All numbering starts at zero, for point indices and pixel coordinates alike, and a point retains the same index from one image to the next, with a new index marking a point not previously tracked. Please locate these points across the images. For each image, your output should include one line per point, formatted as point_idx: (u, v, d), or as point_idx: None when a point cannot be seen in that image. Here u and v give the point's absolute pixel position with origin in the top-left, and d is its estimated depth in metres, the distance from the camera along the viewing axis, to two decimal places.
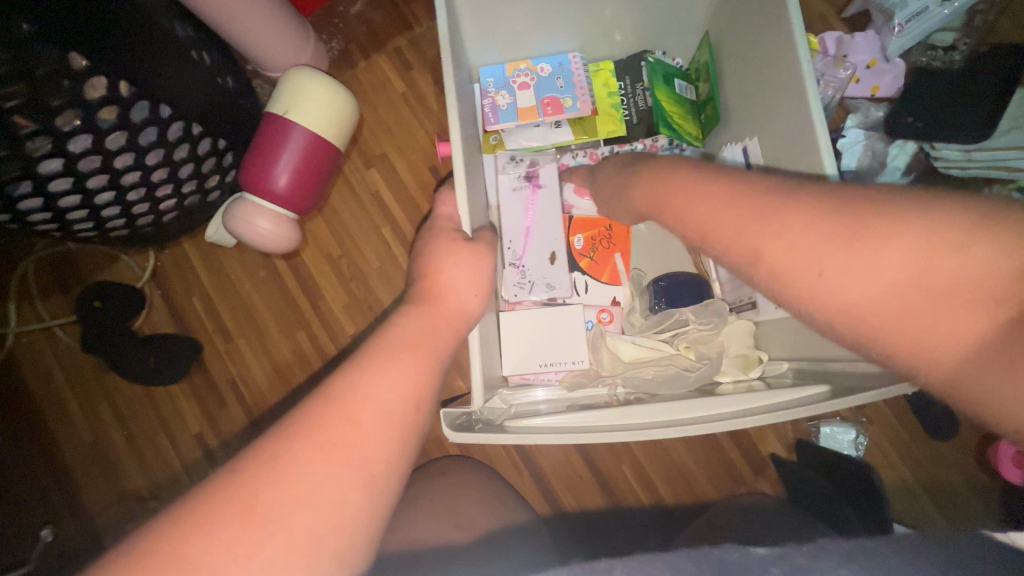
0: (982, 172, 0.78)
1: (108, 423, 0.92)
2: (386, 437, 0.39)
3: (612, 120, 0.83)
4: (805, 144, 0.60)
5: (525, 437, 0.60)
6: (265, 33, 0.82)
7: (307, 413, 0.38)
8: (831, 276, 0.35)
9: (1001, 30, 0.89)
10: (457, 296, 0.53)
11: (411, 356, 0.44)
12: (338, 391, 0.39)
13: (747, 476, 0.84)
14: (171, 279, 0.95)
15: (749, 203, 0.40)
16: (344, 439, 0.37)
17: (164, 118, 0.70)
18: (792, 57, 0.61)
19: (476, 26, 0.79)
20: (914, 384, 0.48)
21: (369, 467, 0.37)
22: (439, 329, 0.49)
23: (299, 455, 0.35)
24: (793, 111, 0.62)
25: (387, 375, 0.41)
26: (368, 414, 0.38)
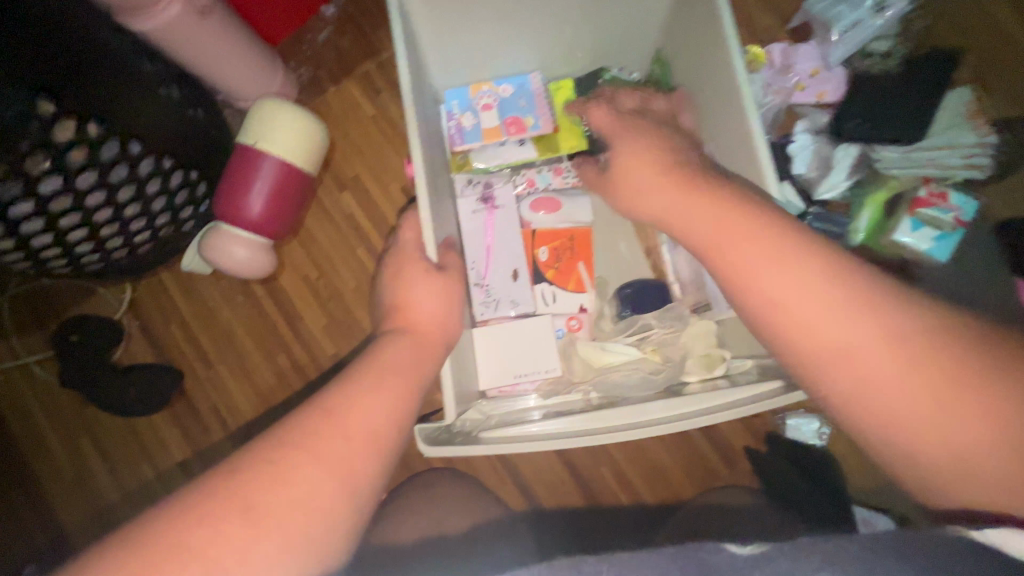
0: (922, 171, 0.83)
1: (90, 455, 0.92)
2: (373, 449, 0.42)
3: (572, 133, 0.85)
4: (749, 153, 0.64)
5: (497, 447, 0.62)
6: (231, 65, 0.84)
7: (302, 421, 0.41)
8: (841, 335, 0.41)
9: (935, 34, 0.94)
10: (430, 318, 0.56)
11: (387, 379, 0.47)
12: (333, 404, 0.43)
13: (721, 471, 0.88)
14: (147, 310, 0.96)
15: (780, 251, 0.46)
16: (334, 452, 0.40)
17: (135, 156, 0.71)
18: (731, 72, 0.65)
19: (438, 52, 0.82)
20: (803, 392, 0.58)
21: (355, 478, 0.41)
22: (425, 355, 0.52)
23: (296, 463, 0.39)
24: (736, 123, 0.66)
25: (372, 395, 0.45)
26: (359, 429, 0.42)
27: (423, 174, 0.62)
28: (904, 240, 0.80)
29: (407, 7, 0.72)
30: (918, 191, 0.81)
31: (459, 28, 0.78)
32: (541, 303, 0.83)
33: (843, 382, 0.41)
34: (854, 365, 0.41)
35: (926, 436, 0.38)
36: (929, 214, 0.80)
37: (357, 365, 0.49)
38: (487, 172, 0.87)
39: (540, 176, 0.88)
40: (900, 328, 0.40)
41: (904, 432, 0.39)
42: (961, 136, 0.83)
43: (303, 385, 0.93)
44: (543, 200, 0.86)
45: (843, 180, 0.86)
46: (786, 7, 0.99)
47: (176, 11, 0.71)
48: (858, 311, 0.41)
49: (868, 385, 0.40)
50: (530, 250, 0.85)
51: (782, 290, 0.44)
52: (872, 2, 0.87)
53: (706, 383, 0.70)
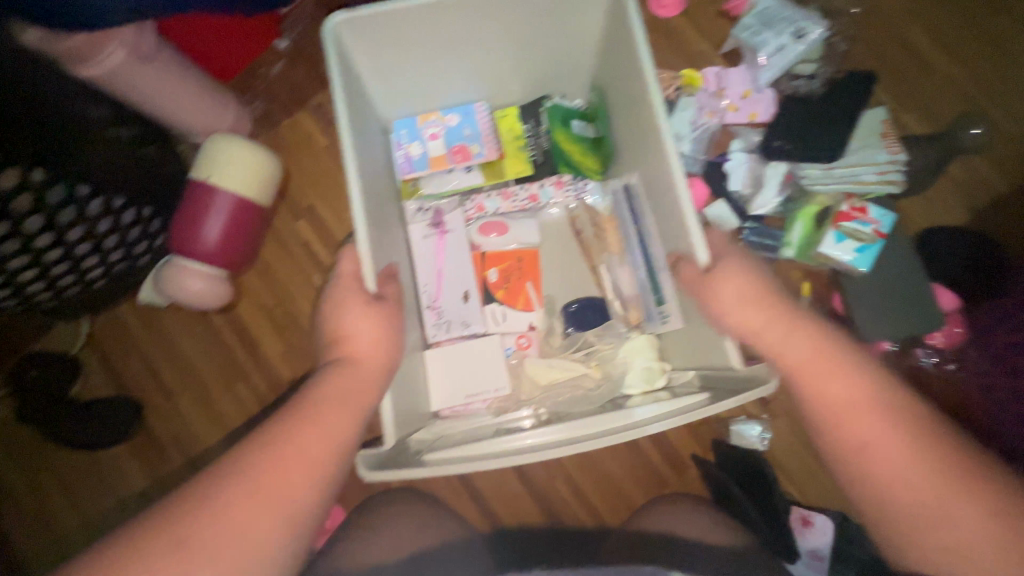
0: (840, 186, 0.89)
1: (52, 491, 0.93)
2: (312, 482, 0.47)
3: (519, 160, 0.90)
4: (668, 180, 0.69)
5: (438, 469, 0.60)
6: (182, 103, 0.86)
7: (241, 459, 0.46)
8: (859, 433, 0.51)
9: (855, 56, 1.01)
10: (369, 352, 0.59)
11: (328, 415, 0.51)
12: (275, 436, 0.48)
13: (671, 479, 0.91)
14: (107, 343, 0.97)
15: (828, 360, 0.54)
16: (273, 482, 0.45)
17: (83, 197, 0.73)
18: (651, 104, 0.69)
19: (382, 86, 0.85)
20: (774, 381, 0.59)
21: (291, 505, 0.46)
22: (365, 390, 0.56)
23: (234, 495, 0.44)
24: (658, 150, 0.71)
25: (305, 435, 0.49)
26: (296, 462, 0.47)
27: (361, 212, 0.65)
28: (830, 252, 0.86)
29: (347, 47, 0.75)
30: (839, 207, 0.87)
31: (400, 64, 0.82)
32: (491, 322, 0.86)
33: (870, 475, 0.50)
34: (878, 464, 0.49)
35: (927, 525, 0.47)
36: (851, 226, 0.85)
37: (298, 405, 0.52)
38: (438, 196, 0.90)
39: (489, 200, 0.91)
40: (920, 436, 0.49)
41: (906, 517, 0.48)
42: (875, 154, 0.89)
43: (263, 412, 0.94)
44: (492, 224, 0.89)
45: (774, 197, 0.93)
46: (718, 32, 1.04)
47: (120, 57, 0.73)
48: (885, 420, 0.50)
49: (889, 481, 0.49)
50: (480, 272, 0.88)
51: (823, 393, 0.53)
52: (793, 30, 0.93)
53: (648, 394, 0.77)
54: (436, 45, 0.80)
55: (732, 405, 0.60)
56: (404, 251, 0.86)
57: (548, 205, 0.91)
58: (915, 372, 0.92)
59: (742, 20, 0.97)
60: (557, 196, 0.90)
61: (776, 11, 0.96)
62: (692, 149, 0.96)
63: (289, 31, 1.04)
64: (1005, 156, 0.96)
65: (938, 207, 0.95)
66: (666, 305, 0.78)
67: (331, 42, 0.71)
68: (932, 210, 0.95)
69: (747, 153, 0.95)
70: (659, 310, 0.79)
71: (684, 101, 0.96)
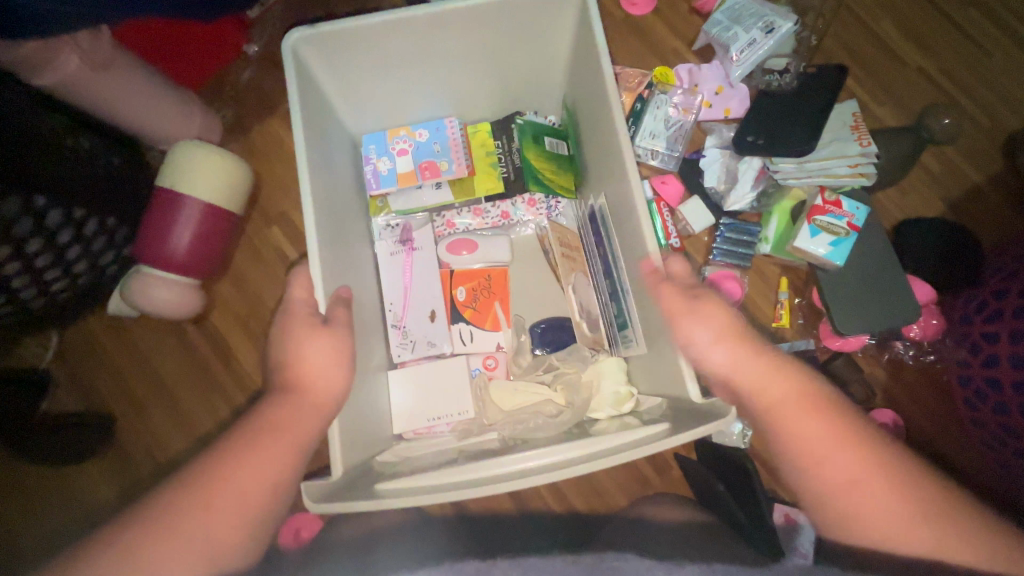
0: (812, 181, 0.89)
1: (20, 511, 0.90)
2: (241, 520, 0.46)
3: (489, 177, 0.89)
4: (624, 187, 0.68)
5: (383, 503, 0.58)
6: (145, 111, 0.84)
7: (165, 499, 0.45)
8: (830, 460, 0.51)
9: (826, 51, 1.01)
10: (317, 377, 0.56)
11: (272, 441, 0.49)
12: (202, 477, 0.46)
13: (652, 478, 0.90)
14: (76, 356, 0.95)
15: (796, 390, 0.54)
16: (198, 530, 0.44)
17: (40, 208, 0.72)
18: (609, 113, 0.69)
19: (348, 101, 0.84)
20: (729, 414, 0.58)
21: (216, 551, 0.44)
22: (316, 412, 0.54)
23: (152, 552, 0.42)
24: (615, 159, 0.71)
25: (235, 472, 0.47)
26: (223, 501, 0.45)
27: (315, 224, 0.64)
28: (804, 246, 0.84)
29: (308, 64, 0.74)
30: (814, 200, 0.86)
31: (365, 80, 0.81)
32: (459, 342, 0.86)
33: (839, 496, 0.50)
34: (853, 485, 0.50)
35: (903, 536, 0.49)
36: (824, 220, 0.84)
37: (243, 427, 0.50)
38: (407, 213, 0.90)
39: (460, 217, 0.92)
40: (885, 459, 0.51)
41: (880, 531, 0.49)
42: (845, 147, 0.89)
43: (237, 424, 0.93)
44: (460, 241, 0.89)
45: (748, 191, 0.91)
46: (689, 30, 1.04)
47: (73, 65, 0.72)
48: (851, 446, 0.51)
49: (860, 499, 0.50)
50: (448, 290, 0.88)
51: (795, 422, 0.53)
52: (762, 24, 0.92)
53: (613, 420, 0.74)
54: (400, 59, 0.79)
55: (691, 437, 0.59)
56: (371, 269, 0.87)
57: (521, 223, 0.92)
58: (896, 366, 0.91)
59: (712, 16, 0.97)
60: (529, 215, 0.91)
61: (746, 7, 0.95)
62: (668, 146, 0.96)
63: (259, 36, 1.03)
64: (977, 148, 0.96)
65: (913, 199, 0.95)
66: (630, 330, 0.76)
67: (290, 61, 0.70)
68: (908, 203, 0.95)
69: (720, 149, 0.95)
70: (626, 334, 0.77)
71: (656, 98, 0.96)
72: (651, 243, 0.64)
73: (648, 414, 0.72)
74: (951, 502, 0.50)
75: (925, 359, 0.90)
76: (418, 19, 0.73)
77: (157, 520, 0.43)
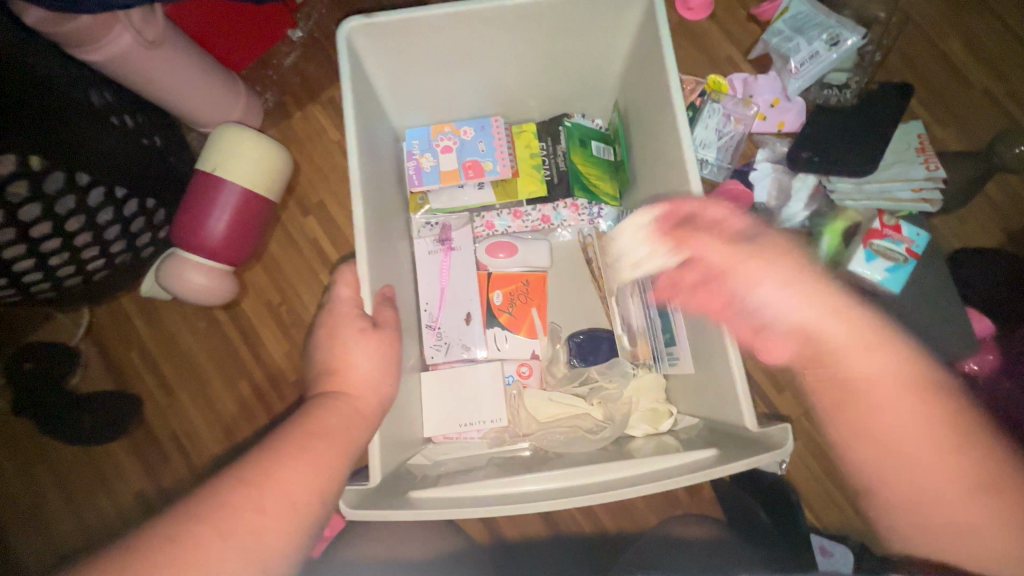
0: (875, 203, 0.85)
1: (45, 486, 0.90)
2: (290, 525, 0.42)
3: (532, 181, 0.87)
4: (684, 200, 0.66)
5: (420, 513, 0.57)
6: (189, 92, 0.83)
7: (211, 495, 0.41)
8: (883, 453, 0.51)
9: (889, 66, 0.97)
10: (365, 382, 0.55)
11: (324, 444, 0.48)
12: (250, 475, 0.43)
13: (683, 499, 0.88)
14: (107, 334, 0.94)
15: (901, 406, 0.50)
16: (249, 526, 0.40)
17: (83, 186, 0.70)
18: (672, 122, 0.66)
19: (396, 95, 0.82)
20: (789, 445, 0.55)
21: (267, 554, 0.41)
22: (356, 420, 0.52)
23: (205, 541, 0.38)
24: (676, 171, 0.68)
25: (284, 473, 0.44)
26: (275, 501, 0.42)
27: (362, 225, 0.63)
28: (860, 271, 0.81)
29: (360, 55, 0.72)
30: (872, 223, 0.82)
31: (415, 75, 0.79)
32: (492, 346, 0.85)
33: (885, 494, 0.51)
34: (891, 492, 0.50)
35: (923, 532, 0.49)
36: (882, 245, 0.81)
37: (286, 429, 0.48)
38: (448, 212, 0.88)
39: (499, 218, 0.90)
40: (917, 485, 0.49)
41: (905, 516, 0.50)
42: (911, 170, 0.86)
43: (265, 413, 0.92)
44: (499, 244, 0.88)
45: (800, 211, 0.90)
46: (747, 38, 1.00)
47: (125, 42, 0.70)
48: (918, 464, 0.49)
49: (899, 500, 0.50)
50: (485, 293, 0.87)
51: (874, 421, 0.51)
52: (827, 36, 0.89)
53: (651, 438, 0.73)
54: (452, 56, 0.77)
55: (744, 468, 0.56)
56: (409, 268, 0.85)
57: (560, 226, 0.91)
58: None
59: (773, 25, 0.94)
60: (570, 219, 0.89)
61: (809, 17, 0.91)
62: (717, 157, 0.92)
63: (305, 21, 1.01)
64: None
65: (972, 227, 0.91)
66: (676, 348, 0.75)
67: (345, 50, 0.68)
68: (966, 230, 0.91)
69: (772, 163, 0.92)
70: (670, 351, 0.76)
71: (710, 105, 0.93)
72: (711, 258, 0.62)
73: (685, 434, 0.71)
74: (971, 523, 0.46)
75: None
76: (477, 14, 0.71)
77: (209, 514, 0.40)
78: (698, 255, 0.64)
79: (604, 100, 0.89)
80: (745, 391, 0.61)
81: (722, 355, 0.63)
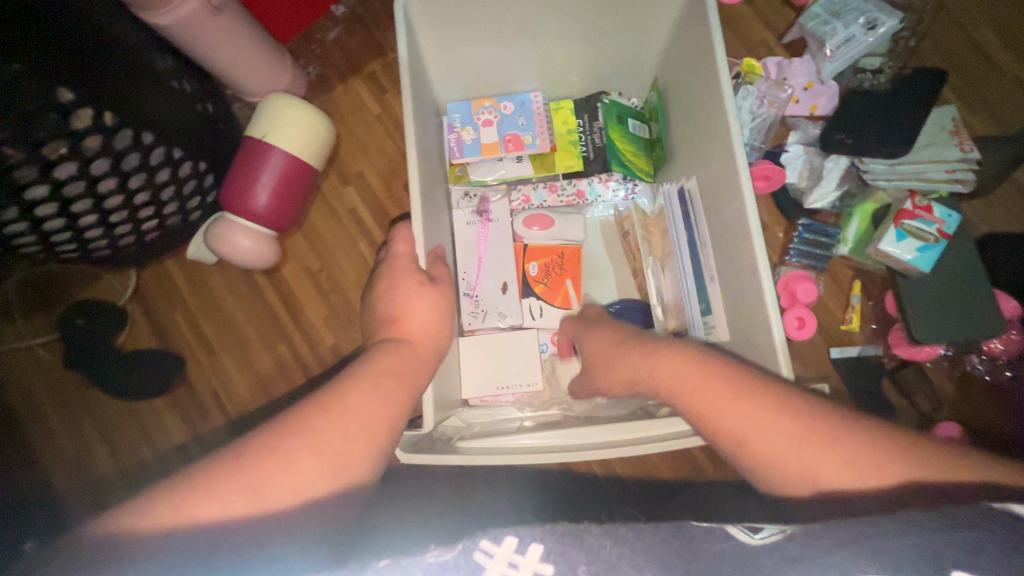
0: (904, 184, 0.87)
1: (90, 437, 0.94)
2: (369, 447, 0.44)
3: (569, 155, 0.89)
4: (728, 171, 0.68)
5: (470, 459, 0.63)
6: (242, 60, 0.86)
7: (298, 415, 0.43)
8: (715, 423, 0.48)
9: (923, 53, 0.98)
10: (423, 329, 0.59)
11: (393, 380, 0.50)
12: (332, 402, 0.45)
13: (709, 469, 0.90)
14: (152, 295, 0.98)
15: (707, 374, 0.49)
16: (334, 443, 0.42)
17: (147, 146, 0.73)
18: (718, 95, 0.68)
19: (442, 67, 0.84)
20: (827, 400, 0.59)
21: (349, 468, 0.43)
22: (417, 363, 0.54)
23: (297, 451, 0.41)
24: (721, 143, 0.69)
25: (362, 397, 0.46)
26: (355, 425, 0.44)
27: (417, 185, 0.65)
28: (889, 250, 0.83)
29: (414, 24, 0.74)
30: (903, 204, 0.84)
31: (463, 47, 0.81)
32: (529, 315, 0.87)
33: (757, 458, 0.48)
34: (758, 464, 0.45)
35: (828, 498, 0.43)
36: (913, 225, 0.82)
37: (356, 366, 0.51)
38: (483, 184, 0.90)
39: (535, 192, 0.92)
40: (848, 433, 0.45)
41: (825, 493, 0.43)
42: (945, 152, 0.87)
43: (303, 374, 0.95)
44: (535, 217, 0.90)
45: (833, 190, 0.91)
46: (781, 23, 1.02)
47: (191, 7, 0.73)
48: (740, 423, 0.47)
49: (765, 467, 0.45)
50: (520, 265, 0.89)
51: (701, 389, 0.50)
52: (864, 20, 0.90)
53: None
54: (501, 28, 0.79)
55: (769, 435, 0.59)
56: (448, 236, 0.88)
57: (594, 203, 0.92)
58: (964, 380, 0.90)
59: (810, 9, 0.95)
60: (604, 194, 0.91)
61: (846, 1, 0.93)
62: (750, 137, 0.93)
63: None
64: None
65: (1000, 212, 0.93)
66: (711, 317, 0.76)
67: (401, 17, 0.71)
68: (995, 215, 0.93)
69: (804, 145, 0.94)
70: (704, 321, 0.78)
71: (744, 86, 0.93)
72: (754, 227, 0.64)
73: None
74: (928, 459, 0.43)
75: (1002, 375, 0.88)
76: None
77: (299, 429, 0.42)
78: (741, 224, 0.66)
79: (642, 78, 0.91)
80: (784, 353, 0.62)
81: (762, 322, 0.65)
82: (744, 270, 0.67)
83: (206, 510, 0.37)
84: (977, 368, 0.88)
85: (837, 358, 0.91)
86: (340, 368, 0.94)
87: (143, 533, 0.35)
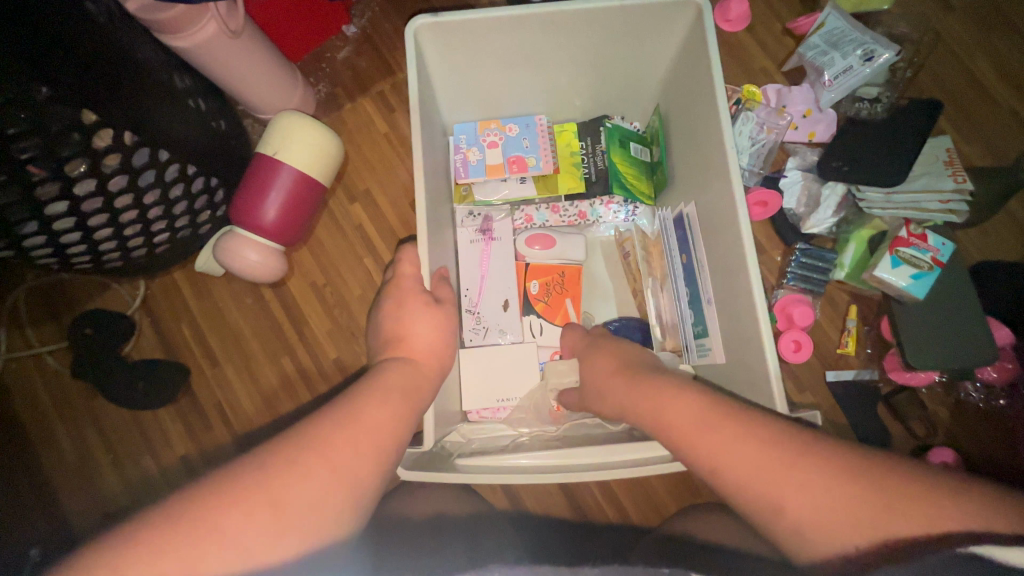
0: (900, 212, 0.88)
1: (94, 443, 0.95)
2: (376, 464, 0.46)
3: (571, 178, 0.91)
4: (726, 198, 0.69)
5: (468, 477, 0.64)
6: (255, 80, 0.88)
7: (309, 432, 0.45)
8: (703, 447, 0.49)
9: (918, 83, 1.01)
10: (426, 349, 0.61)
11: (400, 399, 0.52)
12: (343, 420, 0.46)
13: (703, 489, 0.91)
14: (159, 306, 1.00)
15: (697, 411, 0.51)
16: (347, 462, 0.44)
17: (162, 162, 0.75)
18: (717, 126, 0.70)
19: (449, 90, 0.86)
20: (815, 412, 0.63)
21: (359, 482, 0.44)
22: (419, 382, 0.56)
23: (313, 466, 0.42)
24: (719, 171, 0.71)
25: (370, 418, 0.48)
26: (366, 443, 0.46)
27: (424, 208, 0.67)
28: (884, 276, 0.85)
29: (424, 49, 0.77)
30: (898, 232, 0.86)
31: (471, 71, 0.83)
32: (529, 333, 0.89)
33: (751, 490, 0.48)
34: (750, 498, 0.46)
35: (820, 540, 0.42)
36: (907, 252, 0.84)
37: (363, 385, 0.53)
38: (487, 204, 0.92)
39: (537, 212, 0.94)
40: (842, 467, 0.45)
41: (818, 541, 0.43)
42: (939, 182, 0.88)
43: (306, 386, 0.96)
44: (539, 236, 0.91)
45: (828, 217, 0.94)
46: (780, 51, 1.04)
47: (210, 31, 0.76)
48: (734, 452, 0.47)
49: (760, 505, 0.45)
50: (522, 283, 0.91)
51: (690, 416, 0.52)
52: (861, 51, 0.91)
53: None
54: (508, 54, 0.81)
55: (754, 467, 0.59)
56: (451, 254, 0.90)
57: (597, 222, 0.94)
58: (959, 407, 0.91)
59: (808, 39, 0.97)
60: (606, 215, 0.93)
61: (844, 32, 0.94)
62: (748, 162, 0.95)
63: (358, 18, 1.06)
64: None
65: (994, 241, 0.94)
66: (707, 339, 0.77)
67: (412, 45, 0.73)
68: (989, 243, 0.94)
69: (802, 171, 0.97)
70: (700, 345, 0.79)
71: (744, 113, 0.95)
72: (750, 256, 0.65)
73: None
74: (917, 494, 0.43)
75: (995, 402, 0.89)
76: (536, 17, 0.75)
77: (308, 446, 0.43)
78: (738, 253, 0.68)
79: (644, 104, 0.94)
80: (779, 378, 0.63)
81: (757, 349, 0.66)
82: (740, 295, 0.69)
83: (225, 525, 0.37)
84: (972, 395, 0.89)
85: (831, 381, 0.93)
86: (342, 382, 0.96)
87: (159, 546, 0.36)
